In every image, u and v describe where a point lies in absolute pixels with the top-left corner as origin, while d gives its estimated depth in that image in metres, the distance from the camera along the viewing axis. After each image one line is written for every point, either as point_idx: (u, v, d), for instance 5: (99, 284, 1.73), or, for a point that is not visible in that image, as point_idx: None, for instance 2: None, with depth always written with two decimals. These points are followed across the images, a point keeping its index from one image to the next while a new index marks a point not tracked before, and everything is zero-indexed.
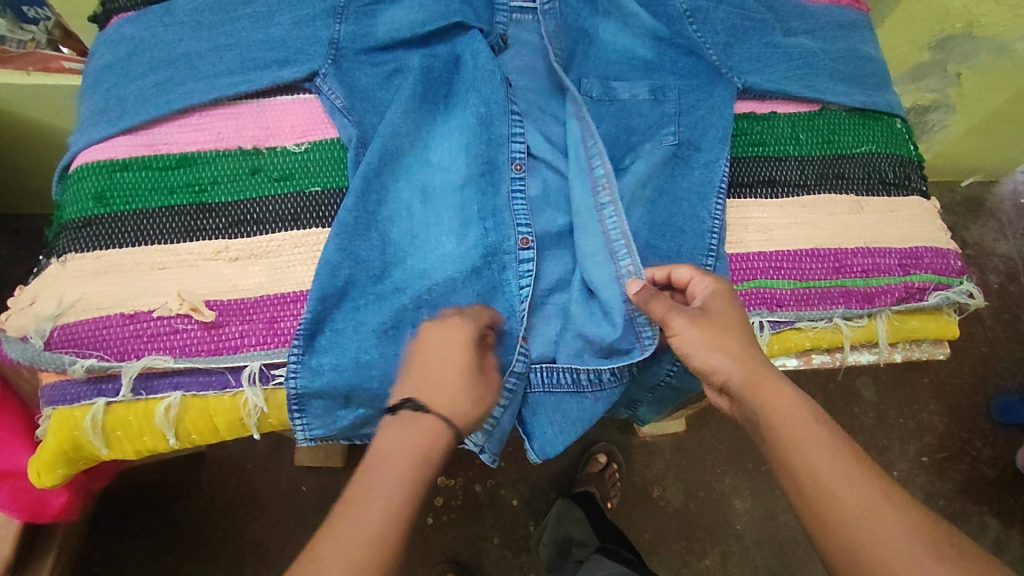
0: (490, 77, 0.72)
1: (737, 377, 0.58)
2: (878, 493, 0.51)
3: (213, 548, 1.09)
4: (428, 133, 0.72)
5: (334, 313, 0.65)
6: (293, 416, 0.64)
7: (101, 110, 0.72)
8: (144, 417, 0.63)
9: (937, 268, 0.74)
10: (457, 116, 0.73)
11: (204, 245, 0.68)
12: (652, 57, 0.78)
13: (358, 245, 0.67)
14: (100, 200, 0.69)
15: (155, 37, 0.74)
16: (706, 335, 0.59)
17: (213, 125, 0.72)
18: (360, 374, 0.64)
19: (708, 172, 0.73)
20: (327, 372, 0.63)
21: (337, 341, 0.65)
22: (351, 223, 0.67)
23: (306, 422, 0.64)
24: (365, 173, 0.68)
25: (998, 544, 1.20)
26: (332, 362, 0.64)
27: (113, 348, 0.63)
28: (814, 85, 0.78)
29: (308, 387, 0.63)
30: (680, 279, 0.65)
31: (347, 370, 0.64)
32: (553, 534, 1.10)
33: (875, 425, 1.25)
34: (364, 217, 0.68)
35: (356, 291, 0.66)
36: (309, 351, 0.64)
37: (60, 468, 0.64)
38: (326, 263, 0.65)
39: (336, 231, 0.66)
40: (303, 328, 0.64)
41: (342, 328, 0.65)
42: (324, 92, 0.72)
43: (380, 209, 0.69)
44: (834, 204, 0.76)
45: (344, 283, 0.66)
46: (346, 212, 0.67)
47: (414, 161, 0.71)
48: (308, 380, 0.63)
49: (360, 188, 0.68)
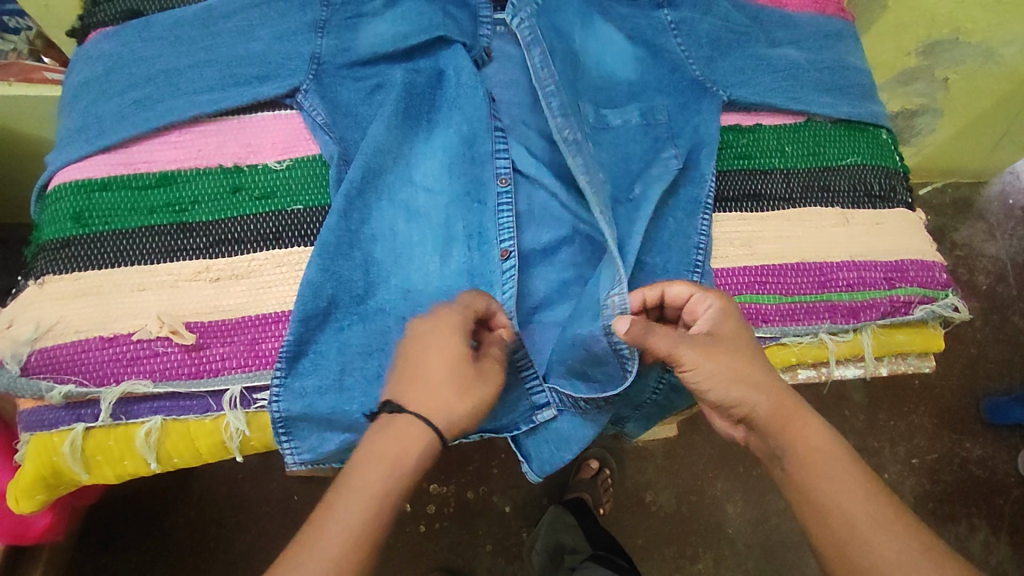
0: (476, 96, 0.72)
1: (762, 409, 0.56)
2: (862, 510, 0.51)
3: (203, 561, 1.08)
4: (413, 150, 0.72)
5: (318, 335, 0.65)
6: (280, 438, 0.64)
7: (79, 128, 0.71)
8: (124, 442, 0.62)
9: (922, 281, 0.73)
10: (441, 134, 0.72)
11: (185, 266, 0.67)
12: (637, 79, 0.77)
13: (342, 266, 0.66)
14: (78, 220, 0.68)
15: (133, 53, 0.73)
16: (724, 365, 0.56)
17: (194, 143, 0.71)
18: (343, 395, 0.63)
19: (693, 187, 0.73)
20: (309, 394, 0.63)
21: (321, 363, 0.64)
22: (333, 242, 0.66)
23: (295, 446, 0.64)
24: (347, 192, 0.68)
25: (987, 544, 1.20)
26: (316, 384, 0.63)
27: (92, 372, 0.62)
28: (799, 97, 0.78)
29: (292, 410, 0.63)
30: (677, 296, 0.61)
31: (331, 391, 0.63)
32: (545, 541, 1.09)
33: (866, 428, 1.25)
34: (347, 236, 0.67)
35: (339, 311, 0.66)
36: (292, 374, 0.63)
37: (39, 494, 0.63)
38: (308, 286, 0.64)
39: (320, 252, 0.66)
40: (286, 352, 0.63)
41: (326, 350, 0.65)
42: (305, 108, 0.71)
43: (363, 228, 0.68)
44: (821, 216, 0.76)
45: (327, 305, 0.65)
46: (327, 231, 0.66)
47: (396, 179, 0.70)
48: (292, 402, 0.63)
49: (342, 207, 0.67)
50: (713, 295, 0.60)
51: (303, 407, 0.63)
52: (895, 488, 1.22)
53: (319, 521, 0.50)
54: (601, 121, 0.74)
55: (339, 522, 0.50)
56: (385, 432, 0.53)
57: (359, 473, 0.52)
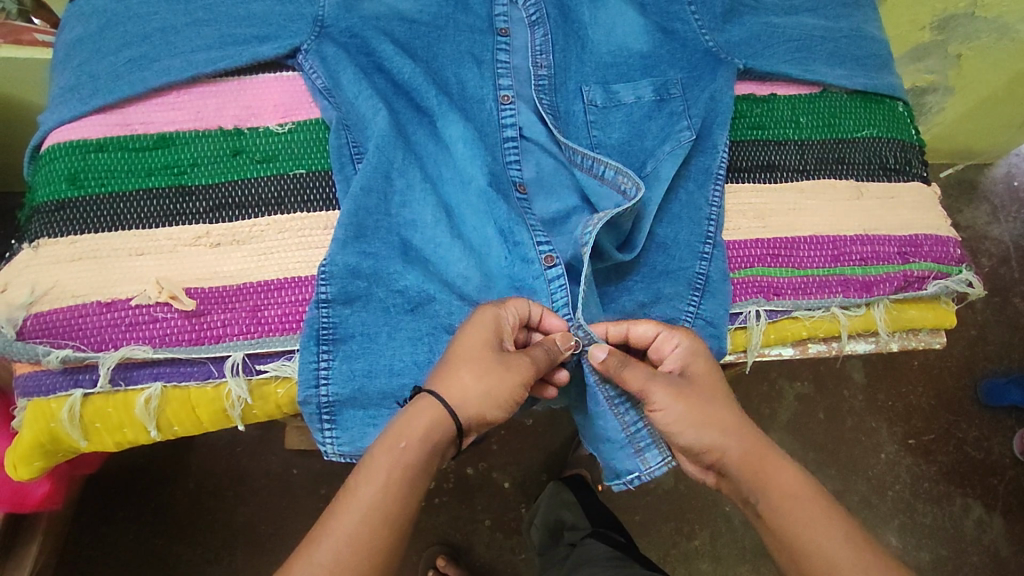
0: (484, 84, 0.72)
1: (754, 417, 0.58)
2: None
3: (203, 533, 1.08)
4: (435, 128, 0.70)
5: (361, 317, 0.63)
6: (323, 428, 0.62)
7: (72, 87, 0.68)
8: (123, 408, 0.61)
9: (936, 256, 0.72)
10: (463, 111, 0.70)
11: (185, 230, 0.66)
12: (648, 51, 0.75)
13: (375, 247, 0.65)
14: (73, 181, 0.66)
15: (128, 10, 0.70)
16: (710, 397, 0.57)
17: (193, 104, 0.69)
18: (392, 382, 0.63)
19: (706, 158, 0.71)
20: (358, 378, 0.62)
21: (369, 347, 0.63)
22: (369, 225, 0.65)
23: (336, 435, 0.62)
24: (382, 171, 0.66)
25: (980, 523, 1.21)
26: (364, 368, 0.62)
27: (89, 337, 0.61)
28: (815, 67, 0.76)
29: (339, 394, 0.62)
30: (644, 335, 0.61)
31: (378, 376, 0.62)
32: (545, 516, 1.09)
33: (864, 408, 1.25)
34: (384, 219, 0.66)
35: (379, 291, 0.64)
36: (337, 358, 0.62)
37: (38, 461, 0.62)
38: (344, 267, 0.63)
39: (355, 233, 0.64)
40: (331, 334, 0.62)
41: (372, 333, 0.63)
42: (307, 71, 0.69)
43: (401, 211, 0.67)
44: (834, 189, 0.74)
45: (366, 284, 0.63)
46: (364, 214, 0.65)
47: (425, 158, 0.69)
48: (341, 387, 0.62)
49: (373, 187, 0.66)
50: (680, 332, 0.61)
51: (351, 392, 0.62)
52: (892, 468, 1.23)
53: (339, 499, 0.49)
54: (610, 98, 0.73)
55: (359, 500, 0.49)
56: (409, 408, 0.53)
57: (375, 451, 0.51)
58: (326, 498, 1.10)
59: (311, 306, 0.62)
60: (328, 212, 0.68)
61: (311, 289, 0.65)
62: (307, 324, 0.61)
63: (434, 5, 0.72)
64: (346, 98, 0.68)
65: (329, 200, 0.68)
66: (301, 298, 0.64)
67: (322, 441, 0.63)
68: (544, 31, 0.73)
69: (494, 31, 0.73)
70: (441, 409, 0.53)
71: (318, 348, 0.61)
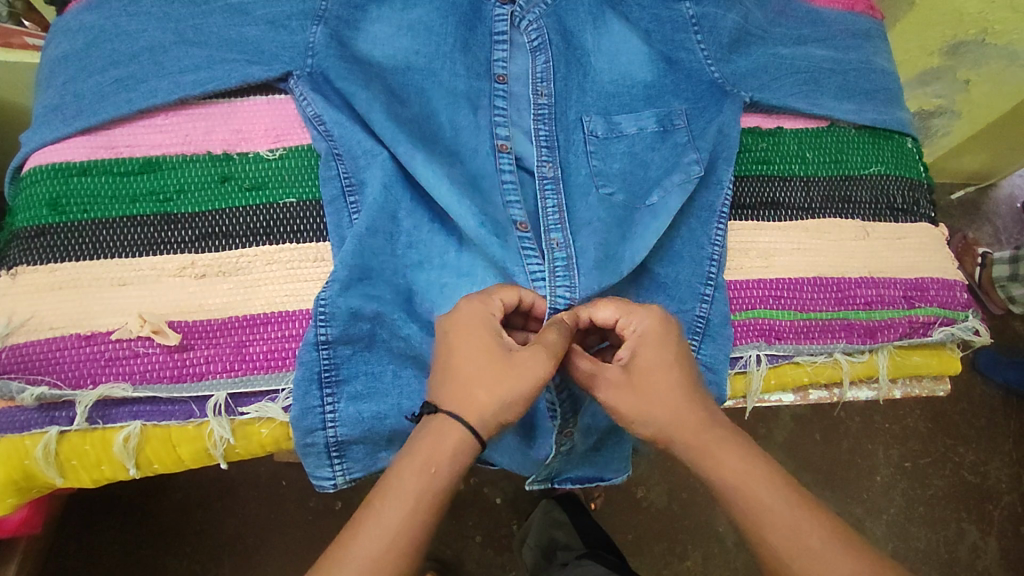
0: (478, 133, 0.69)
1: None
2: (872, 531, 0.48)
3: (188, 548, 1.05)
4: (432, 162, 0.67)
5: (364, 357, 0.61)
6: (331, 462, 0.60)
7: (55, 107, 0.66)
8: (101, 446, 0.59)
9: (943, 301, 0.70)
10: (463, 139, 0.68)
11: (170, 260, 0.63)
12: (653, 80, 0.73)
13: (379, 288, 0.63)
14: (54, 207, 0.64)
15: (115, 27, 0.67)
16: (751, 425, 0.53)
17: (181, 127, 0.67)
18: (403, 421, 0.61)
19: (710, 194, 0.70)
20: (366, 420, 0.60)
21: (376, 386, 0.61)
22: (373, 266, 0.63)
23: (346, 467, 0.61)
24: (388, 211, 0.65)
25: (973, 548, 1.19)
26: (372, 410, 0.60)
27: (68, 374, 0.59)
28: (822, 101, 0.74)
29: (348, 435, 0.60)
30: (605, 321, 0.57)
31: (389, 417, 0.60)
32: (537, 536, 1.07)
33: (861, 430, 1.24)
34: (389, 260, 0.64)
35: (384, 332, 0.62)
36: (342, 400, 0.60)
37: (12, 498, 0.59)
38: (346, 309, 0.60)
39: (357, 274, 0.62)
40: (333, 375, 0.60)
41: (377, 372, 0.61)
42: (298, 98, 0.66)
43: (407, 250, 0.65)
44: (840, 229, 0.72)
45: (370, 325, 0.61)
46: (371, 251, 0.63)
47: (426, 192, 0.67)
48: (349, 428, 0.60)
49: (387, 226, 0.64)
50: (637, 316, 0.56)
51: (361, 433, 0.60)
52: (886, 492, 1.21)
53: (361, 520, 0.48)
54: (611, 129, 0.71)
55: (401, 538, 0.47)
56: (428, 429, 0.51)
57: (400, 471, 0.49)
58: (316, 510, 1.08)
59: (309, 347, 0.59)
60: (318, 244, 0.66)
61: (300, 324, 0.63)
62: (304, 365, 0.59)
63: (433, 28, 0.70)
64: (340, 128, 0.66)
65: (321, 231, 0.66)
66: (289, 334, 0.62)
67: (330, 476, 0.61)
68: (545, 57, 0.70)
69: (493, 75, 0.70)
70: (464, 428, 0.50)
71: (321, 392, 0.59)
